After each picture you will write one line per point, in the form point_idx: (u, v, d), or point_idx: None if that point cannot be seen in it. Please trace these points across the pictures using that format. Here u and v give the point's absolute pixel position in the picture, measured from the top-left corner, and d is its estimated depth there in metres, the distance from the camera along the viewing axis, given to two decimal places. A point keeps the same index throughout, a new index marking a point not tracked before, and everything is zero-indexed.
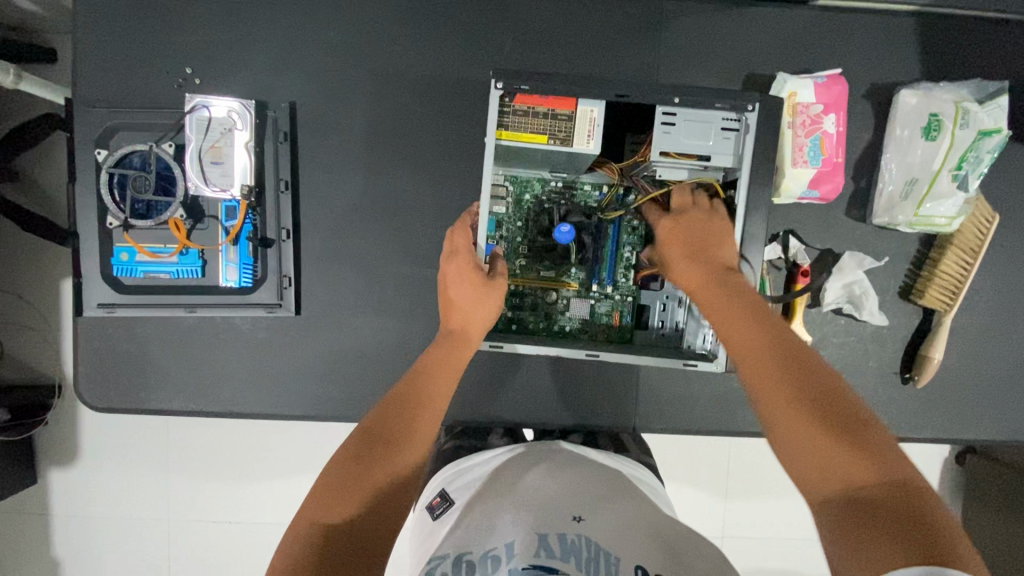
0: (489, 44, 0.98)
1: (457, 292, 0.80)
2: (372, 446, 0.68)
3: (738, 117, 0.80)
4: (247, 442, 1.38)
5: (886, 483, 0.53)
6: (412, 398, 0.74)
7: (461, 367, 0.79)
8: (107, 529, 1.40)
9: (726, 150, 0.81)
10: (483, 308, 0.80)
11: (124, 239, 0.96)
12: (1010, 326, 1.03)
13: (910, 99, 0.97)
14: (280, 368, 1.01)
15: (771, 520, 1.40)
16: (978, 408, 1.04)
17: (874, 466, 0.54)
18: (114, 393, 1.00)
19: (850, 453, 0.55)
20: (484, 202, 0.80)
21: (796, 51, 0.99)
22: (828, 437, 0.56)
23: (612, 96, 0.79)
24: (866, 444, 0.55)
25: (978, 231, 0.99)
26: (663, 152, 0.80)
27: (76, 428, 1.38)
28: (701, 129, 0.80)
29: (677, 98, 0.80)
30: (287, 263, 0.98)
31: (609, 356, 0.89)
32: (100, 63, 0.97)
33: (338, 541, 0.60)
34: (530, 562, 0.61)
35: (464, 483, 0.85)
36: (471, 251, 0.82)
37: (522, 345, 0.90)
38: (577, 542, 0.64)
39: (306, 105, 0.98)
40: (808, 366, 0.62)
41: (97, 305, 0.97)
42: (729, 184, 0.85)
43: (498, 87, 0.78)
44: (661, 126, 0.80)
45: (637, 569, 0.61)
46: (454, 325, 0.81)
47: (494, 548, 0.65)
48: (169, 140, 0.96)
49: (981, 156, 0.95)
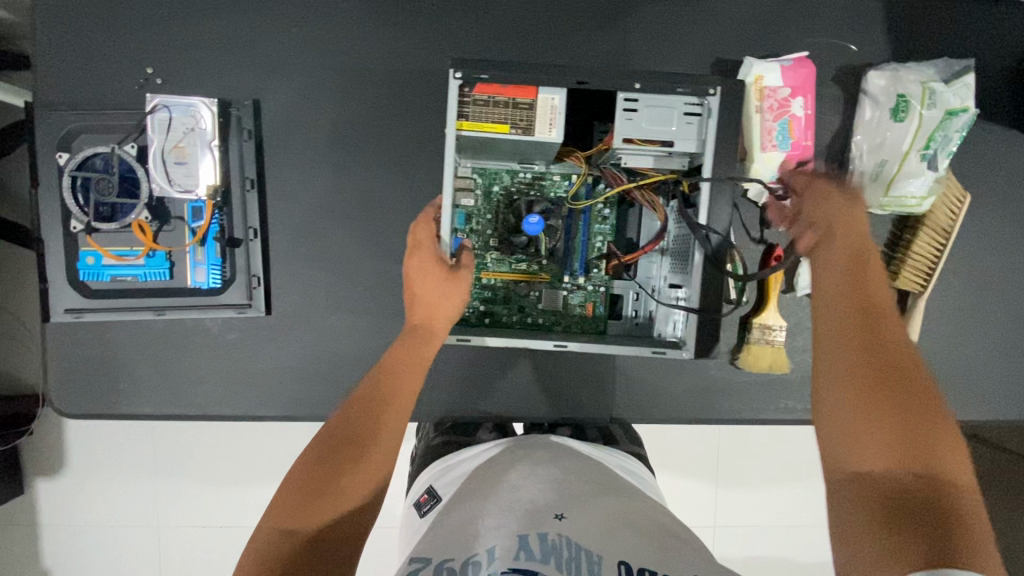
0: (455, 36, 0.97)
1: (421, 287, 0.80)
2: (337, 449, 0.67)
3: (700, 101, 0.80)
4: (230, 445, 1.36)
5: (919, 477, 0.54)
6: (378, 397, 0.72)
7: (428, 360, 0.78)
8: (93, 537, 1.39)
9: (689, 135, 0.80)
10: (449, 300, 0.79)
11: (89, 244, 0.95)
12: (985, 306, 1.03)
13: (877, 81, 0.96)
14: (253, 368, 1.00)
15: (761, 507, 1.39)
16: (958, 389, 1.04)
17: (918, 459, 0.54)
18: (86, 399, 0.99)
19: (893, 444, 0.55)
20: (449, 199, 0.80)
21: (763, 35, 0.98)
22: (878, 419, 0.57)
23: (573, 84, 0.79)
24: (918, 436, 0.55)
25: (950, 211, 0.99)
26: (626, 139, 0.80)
27: (57, 436, 1.37)
28: (663, 114, 0.80)
29: (637, 85, 0.80)
30: (256, 263, 0.97)
31: (578, 346, 0.88)
32: (58, 65, 0.96)
33: (310, 545, 0.60)
34: (511, 565, 0.59)
35: (453, 478, 0.85)
36: (434, 245, 0.81)
37: (491, 339, 0.89)
38: (558, 542, 0.62)
39: (270, 102, 0.97)
40: (885, 353, 0.61)
41: (64, 310, 0.96)
42: (694, 171, 0.85)
43: (456, 77, 0.78)
44: (623, 113, 0.80)
45: (621, 564, 0.60)
46: (418, 319, 0.80)
47: (475, 555, 0.62)
48: (132, 141, 0.95)
49: (949, 135, 0.94)
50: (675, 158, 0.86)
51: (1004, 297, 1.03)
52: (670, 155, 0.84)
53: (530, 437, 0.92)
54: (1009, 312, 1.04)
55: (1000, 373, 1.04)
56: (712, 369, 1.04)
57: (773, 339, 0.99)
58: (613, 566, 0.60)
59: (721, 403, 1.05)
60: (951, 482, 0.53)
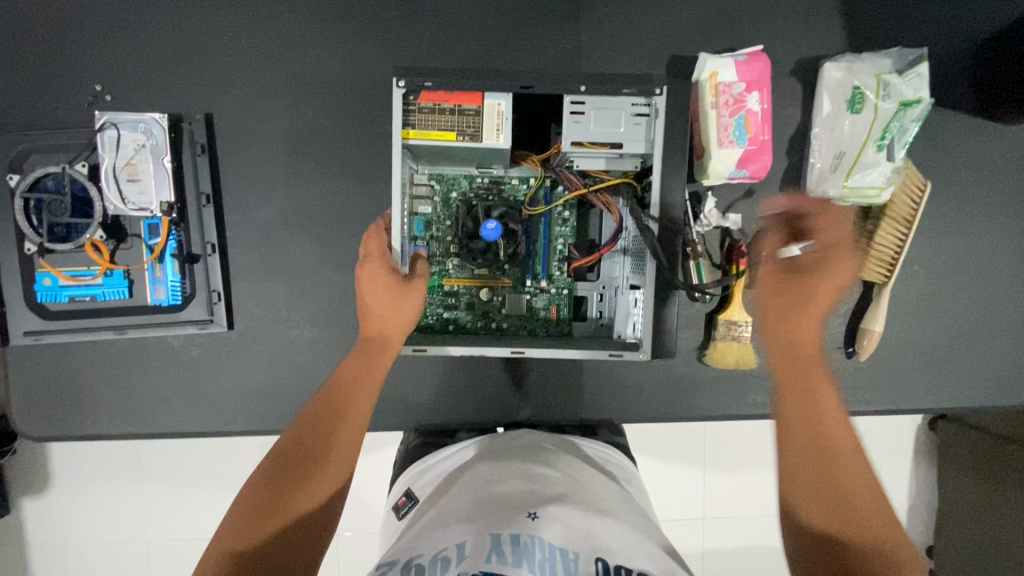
0: (407, 42, 0.96)
1: (372, 298, 0.79)
2: (288, 466, 0.63)
3: (647, 102, 0.79)
4: (211, 459, 1.34)
5: (831, 525, 0.54)
6: (331, 407, 0.69)
7: (383, 371, 0.75)
8: (79, 556, 1.39)
9: (638, 136, 0.79)
10: (405, 309, 0.78)
11: (43, 265, 0.94)
12: (951, 293, 1.03)
13: (833, 73, 0.96)
14: (218, 383, 0.99)
15: (752, 495, 1.37)
16: (925, 375, 1.04)
17: (829, 500, 0.55)
18: (51, 422, 0.99)
19: (809, 490, 0.56)
20: (398, 208, 0.78)
21: (716, 31, 0.98)
22: (805, 486, 0.56)
23: (517, 88, 0.78)
24: (821, 474, 0.56)
25: (911, 201, 0.99)
26: (575, 143, 0.80)
27: (35, 458, 1.36)
28: (611, 116, 0.79)
29: (584, 87, 0.79)
30: (215, 278, 0.96)
31: (536, 351, 0.88)
32: (6, 86, 0.94)
33: (256, 564, 0.55)
34: (479, 568, 0.57)
35: (433, 477, 0.86)
36: (385, 254, 0.81)
37: (452, 347, 0.88)
38: (531, 543, 0.60)
39: (223, 114, 0.96)
40: (830, 426, 0.59)
41: (23, 333, 0.95)
42: (647, 172, 0.84)
43: (400, 85, 0.77)
44: (570, 116, 0.79)
45: (597, 561, 0.59)
46: (372, 331, 0.78)
47: (444, 550, 0.61)
48: (83, 160, 0.93)
49: (906, 126, 0.93)
50: (627, 159, 0.84)
51: (968, 282, 1.03)
52: (621, 156, 0.82)
53: (506, 435, 0.91)
54: (974, 297, 1.04)
55: (967, 358, 1.04)
56: (679, 367, 1.03)
57: (739, 335, 0.98)
58: (589, 565, 0.59)
59: (691, 400, 1.04)
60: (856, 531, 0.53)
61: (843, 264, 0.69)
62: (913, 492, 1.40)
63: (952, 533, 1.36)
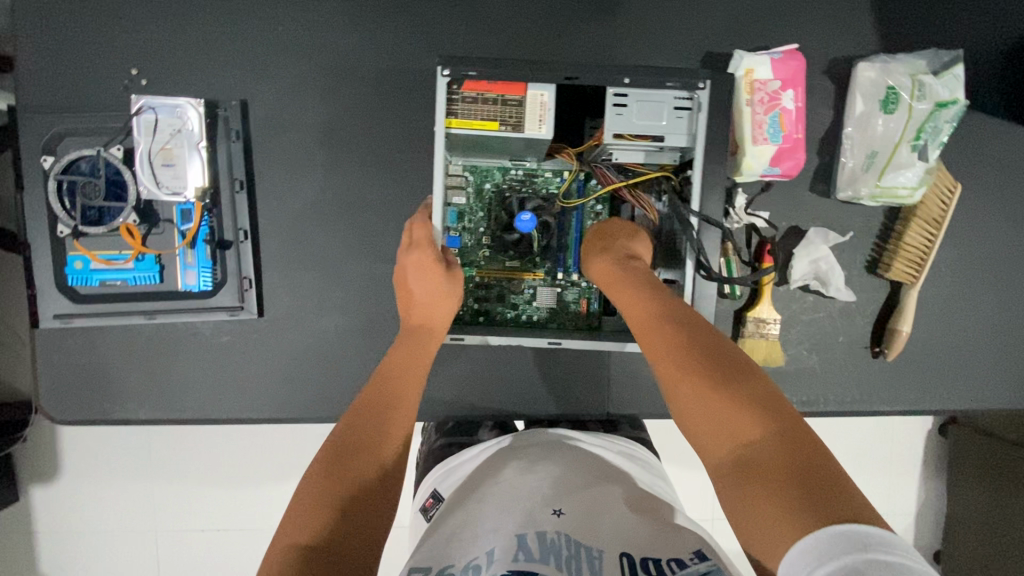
0: (443, 33, 0.96)
1: (416, 286, 0.83)
2: (346, 454, 0.64)
3: (689, 95, 0.80)
4: (226, 450, 1.32)
5: (745, 421, 0.57)
6: (383, 398, 0.71)
7: (428, 357, 0.80)
8: (81, 548, 1.35)
9: (680, 130, 0.80)
10: (447, 300, 0.82)
11: (76, 248, 0.94)
12: (975, 296, 1.04)
13: (867, 73, 0.96)
14: (246, 370, 0.99)
15: None
16: (950, 377, 1.05)
17: (734, 395, 0.59)
18: (78, 406, 0.99)
19: (720, 399, 0.59)
20: (439, 197, 0.79)
21: (752, 29, 0.98)
22: (711, 394, 0.60)
23: (561, 79, 0.79)
24: (722, 378, 0.61)
25: (941, 202, 0.99)
26: (616, 135, 0.80)
27: (48, 444, 1.32)
28: (653, 109, 0.79)
29: (627, 79, 0.79)
30: (247, 264, 0.96)
31: (571, 342, 0.88)
32: (42, 69, 0.94)
33: (325, 552, 0.55)
34: (511, 567, 0.56)
35: (456, 479, 0.84)
36: (432, 243, 0.83)
37: (491, 337, 0.88)
38: (557, 540, 0.60)
39: (258, 102, 0.96)
40: (717, 340, 0.66)
41: (52, 316, 0.95)
42: (686, 165, 0.85)
43: (444, 74, 0.78)
44: (613, 108, 0.79)
45: (623, 556, 0.58)
46: (417, 319, 0.83)
47: (475, 558, 0.60)
48: (118, 144, 0.94)
49: (940, 126, 0.94)
50: (667, 152, 0.86)
51: (995, 285, 1.04)
52: (660, 150, 0.84)
53: (531, 432, 0.89)
54: (1000, 300, 1.04)
55: (992, 362, 1.05)
56: None
57: (767, 332, 0.99)
58: (613, 559, 0.58)
59: None
60: (765, 415, 0.57)
61: (629, 236, 0.86)
62: (926, 496, 1.40)
63: (962, 538, 1.36)
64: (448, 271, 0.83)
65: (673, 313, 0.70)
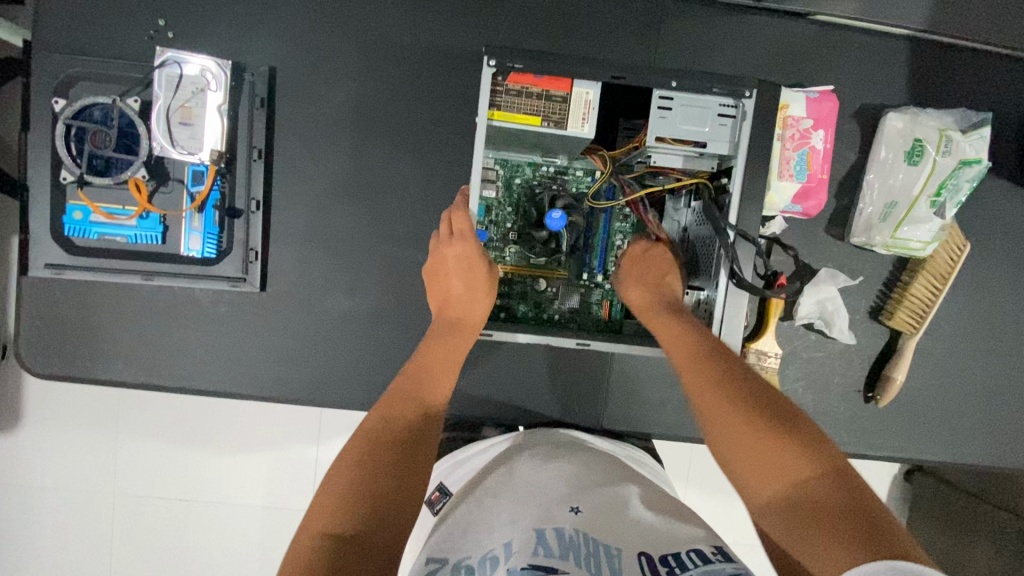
0: (484, 27, 0.94)
1: (456, 280, 0.82)
2: (376, 446, 0.63)
3: (735, 103, 0.80)
4: (199, 419, 1.27)
5: (791, 461, 0.58)
6: (413, 390, 0.71)
7: (462, 353, 0.79)
8: (34, 502, 1.29)
9: (723, 137, 0.80)
10: (484, 294, 0.81)
11: (78, 197, 0.91)
12: (969, 354, 1.06)
13: (896, 123, 0.97)
14: (239, 343, 0.96)
15: None
16: (935, 428, 1.07)
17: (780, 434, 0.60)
18: (58, 361, 0.95)
19: (767, 435, 0.60)
20: (477, 183, 0.78)
21: (790, 66, 0.99)
22: (758, 431, 0.61)
23: (608, 78, 0.78)
24: (766, 416, 0.62)
25: (950, 256, 1.00)
26: (659, 137, 0.79)
27: (14, 395, 1.26)
28: (697, 114, 0.80)
29: (675, 82, 0.79)
30: (255, 236, 0.93)
31: (600, 344, 0.86)
32: (66, 9, 0.91)
33: (353, 546, 0.54)
34: (530, 561, 0.55)
35: (466, 473, 0.84)
36: (472, 236, 0.80)
37: (519, 334, 0.85)
38: (575, 537, 0.60)
39: (287, 70, 0.93)
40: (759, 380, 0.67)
41: (45, 265, 0.91)
42: (722, 173, 0.84)
43: (490, 64, 0.77)
44: (657, 110, 0.79)
45: (641, 556, 0.57)
46: (452, 314, 0.81)
47: (493, 550, 0.59)
48: (135, 95, 0.90)
49: (960, 184, 0.95)
50: (705, 159, 0.84)
51: (988, 344, 1.06)
52: (700, 157, 0.83)
53: (541, 432, 0.89)
54: (991, 360, 1.06)
55: (976, 418, 1.07)
56: None
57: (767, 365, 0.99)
58: (631, 558, 0.57)
59: None
60: (814, 457, 0.58)
61: (666, 273, 0.87)
62: None
63: None
64: (488, 267, 0.82)
65: (716, 352, 0.71)
